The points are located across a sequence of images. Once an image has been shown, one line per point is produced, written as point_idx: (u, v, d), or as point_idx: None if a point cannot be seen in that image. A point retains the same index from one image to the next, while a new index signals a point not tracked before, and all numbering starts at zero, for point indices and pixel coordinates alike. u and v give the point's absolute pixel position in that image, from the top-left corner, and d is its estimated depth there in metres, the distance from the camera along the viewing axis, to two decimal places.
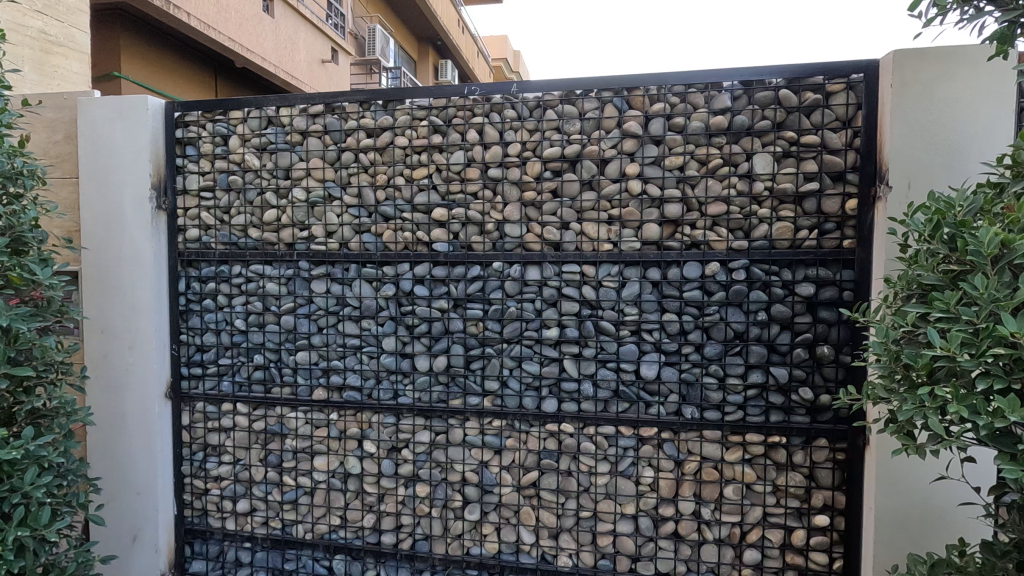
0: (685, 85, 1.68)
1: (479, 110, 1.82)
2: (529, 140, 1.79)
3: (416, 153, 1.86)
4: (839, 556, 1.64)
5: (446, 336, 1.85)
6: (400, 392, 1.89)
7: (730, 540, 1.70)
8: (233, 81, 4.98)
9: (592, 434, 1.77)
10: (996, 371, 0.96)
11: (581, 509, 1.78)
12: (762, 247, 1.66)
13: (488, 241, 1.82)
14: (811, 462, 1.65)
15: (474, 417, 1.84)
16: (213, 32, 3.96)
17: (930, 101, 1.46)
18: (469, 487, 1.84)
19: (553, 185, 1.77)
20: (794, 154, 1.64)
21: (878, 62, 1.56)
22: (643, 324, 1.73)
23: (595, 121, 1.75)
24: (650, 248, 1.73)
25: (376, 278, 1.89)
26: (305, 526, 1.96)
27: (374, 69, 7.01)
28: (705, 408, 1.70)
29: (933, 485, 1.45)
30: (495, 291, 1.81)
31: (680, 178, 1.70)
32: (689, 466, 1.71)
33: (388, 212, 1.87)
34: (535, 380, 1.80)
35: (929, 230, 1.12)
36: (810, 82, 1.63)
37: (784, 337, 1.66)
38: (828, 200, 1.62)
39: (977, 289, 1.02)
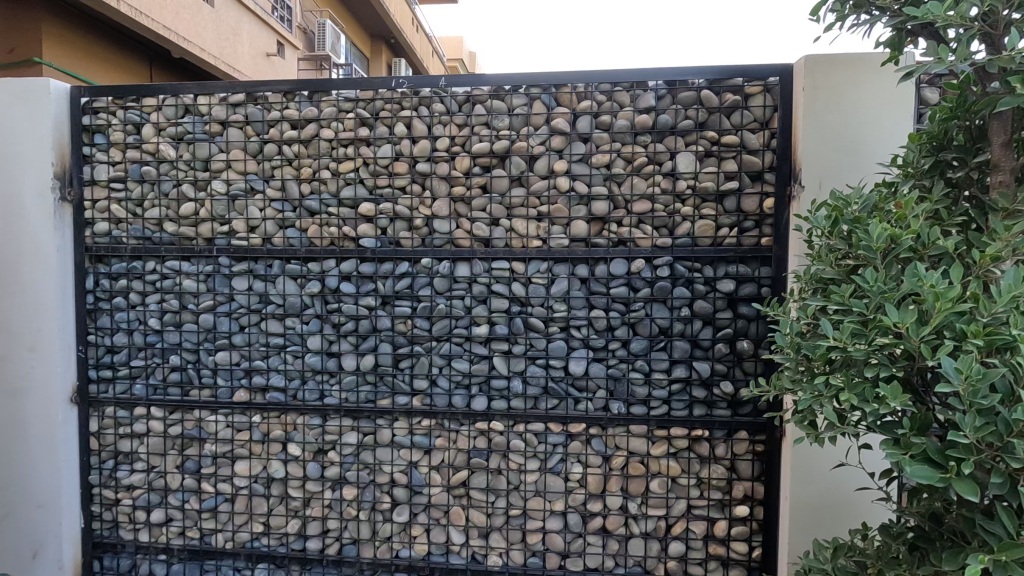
0: (611, 84, 1.69)
1: (407, 103, 1.78)
2: (458, 135, 1.76)
3: (342, 146, 1.80)
4: (758, 545, 1.70)
5: (374, 335, 1.82)
6: (326, 392, 1.84)
7: (656, 533, 1.74)
8: (168, 70, 4.72)
9: (522, 431, 1.77)
10: (883, 361, 0.97)
11: (510, 507, 1.79)
12: (685, 245, 1.69)
13: (417, 237, 1.79)
14: (732, 454, 1.70)
15: (403, 417, 1.82)
16: (147, 20, 3.73)
17: (839, 105, 1.52)
18: (398, 488, 1.82)
19: (482, 180, 1.75)
20: (715, 154, 1.67)
21: (792, 66, 1.61)
22: (571, 321, 1.74)
23: (524, 117, 1.73)
24: (579, 245, 1.73)
25: (301, 275, 1.83)
26: (225, 535, 1.90)
27: (324, 66, 6.63)
28: (632, 403, 1.73)
29: (842, 471, 1.52)
30: (423, 289, 1.79)
31: (607, 176, 1.71)
32: (617, 461, 1.73)
33: (313, 207, 1.81)
34: (464, 378, 1.79)
35: (829, 226, 1.15)
36: (730, 83, 1.66)
37: (706, 332, 1.69)
38: (747, 199, 1.66)
39: (868, 282, 1.02)
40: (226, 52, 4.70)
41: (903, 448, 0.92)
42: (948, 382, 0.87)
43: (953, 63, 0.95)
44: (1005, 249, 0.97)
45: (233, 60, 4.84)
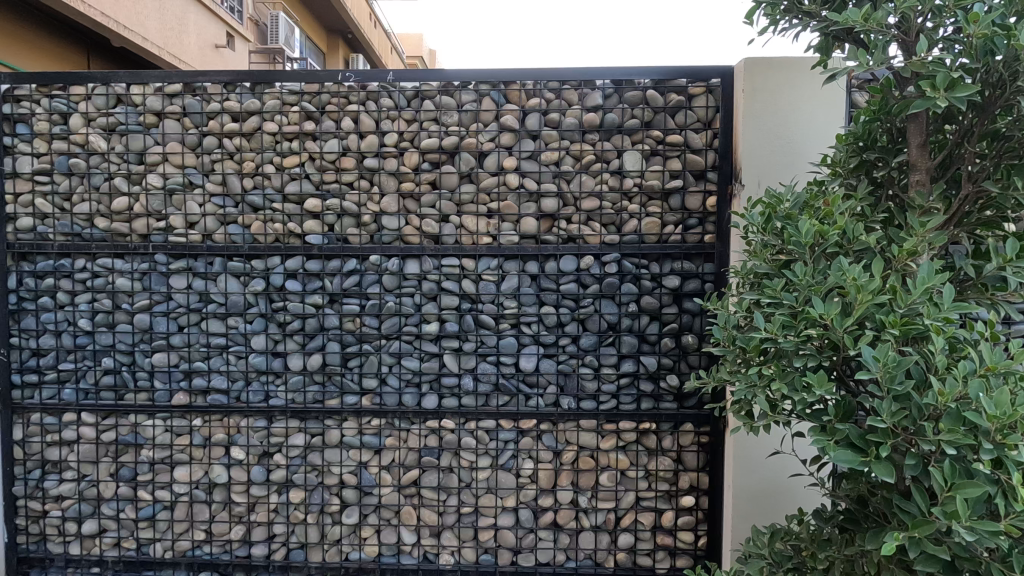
0: (559, 82, 1.71)
1: (354, 98, 1.74)
2: (406, 130, 1.74)
3: (287, 140, 1.75)
4: (703, 534, 1.75)
5: (321, 334, 1.78)
6: (272, 393, 1.79)
7: (606, 525, 1.76)
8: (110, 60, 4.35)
9: (474, 428, 1.77)
10: (810, 351, 1.01)
11: (462, 505, 1.78)
12: (633, 242, 1.72)
13: (365, 234, 1.76)
14: (678, 446, 1.74)
15: (352, 416, 1.78)
16: (88, 7, 3.46)
17: (776, 107, 1.58)
18: (347, 489, 1.79)
19: (431, 177, 1.74)
20: (660, 153, 1.71)
21: (733, 69, 1.66)
22: (521, 317, 1.74)
23: (473, 114, 1.73)
24: (529, 242, 1.74)
25: (244, 272, 1.77)
26: (164, 545, 1.82)
27: (278, 60, 6.42)
28: (582, 398, 1.75)
29: (779, 457, 1.59)
30: (372, 286, 1.76)
31: (555, 173, 1.72)
32: (567, 456, 1.75)
33: (256, 202, 1.75)
34: (415, 376, 1.77)
35: (763, 222, 1.19)
36: (674, 83, 1.70)
37: (653, 327, 1.73)
38: (691, 197, 1.70)
39: (798, 276, 1.06)
40: (172, 42, 4.45)
41: (829, 435, 0.96)
42: (867, 370, 0.92)
43: (870, 66, 0.98)
44: (920, 244, 1.03)
45: (180, 51, 4.60)
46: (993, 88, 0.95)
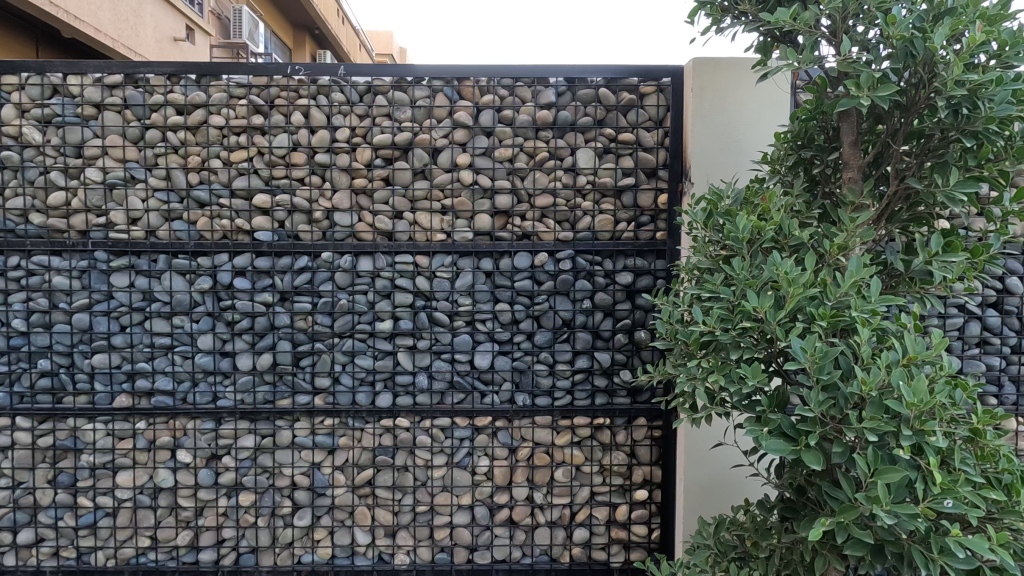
0: (513, 79, 1.71)
1: (304, 92, 1.71)
2: (358, 126, 1.71)
3: (234, 134, 1.71)
4: (656, 526, 1.78)
5: (271, 333, 1.74)
6: (220, 395, 1.74)
7: (561, 521, 1.77)
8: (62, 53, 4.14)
9: (429, 426, 1.75)
10: (746, 343, 1.04)
11: (417, 504, 1.77)
12: (586, 238, 1.73)
13: (317, 231, 1.72)
14: (632, 441, 1.77)
15: (304, 416, 1.75)
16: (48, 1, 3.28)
17: (723, 107, 1.62)
18: (300, 491, 1.75)
19: (384, 173, 1.71)
20: (613, 151, 1.72)
21: (682, 69, 1.69)
22: (476, 314, 1.74)
23: (426, 110, 1.72)
24: (483, 239, 1.74)
25: (190, 270, 1.72)
26: (106, 553, 1.76)
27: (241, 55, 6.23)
28: (537, 395, 1.75)
29: (725, 449, 1.63)
30: (324, 284, 1.73)
31: (509, 170, 1.72)
32: (523, 452, 1.75)
33: (202, 197, 1.70)
34: (369, 375, 1.75)
35: (704, 219, 1.21)
36: (626, 82, 1.72)
37: (606, 323, 1.74)
38: (643, 194, 1.73)
39: (736, 271, 1.09)
40: (128, 34, 4.26)
41: (762, 424, 0.98)
42: (797, 360, 0.94)
43: (798, 65, 1.00)
44: (851, 239, 1.06)
45: (137, 43, 4.42)
46: (913, 88, 0.99)
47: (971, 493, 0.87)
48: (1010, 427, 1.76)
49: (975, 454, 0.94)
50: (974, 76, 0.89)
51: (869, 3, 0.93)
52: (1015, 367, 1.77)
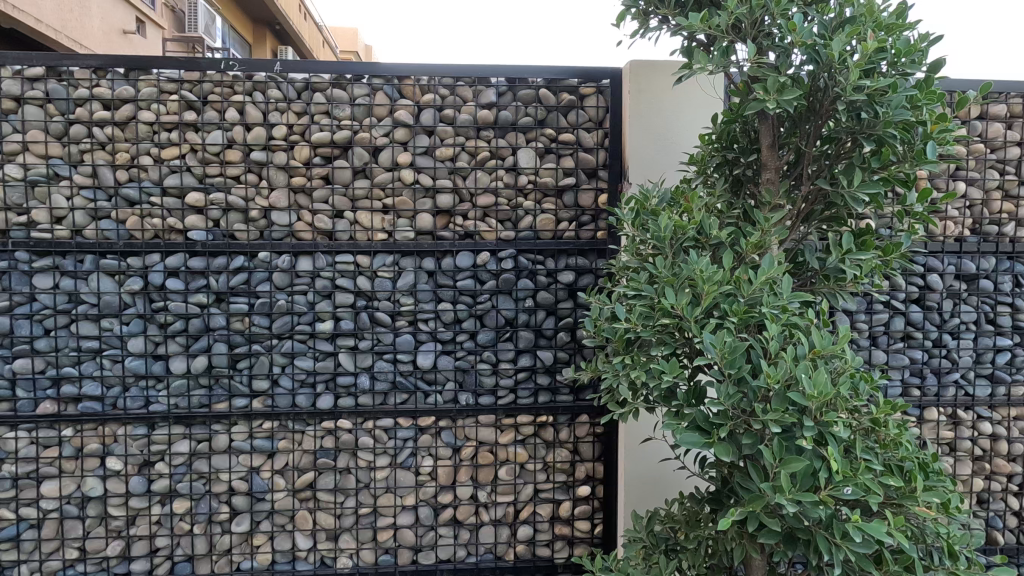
0: (454, 78, 1.71)
1: (239, 88, 1.67)
2: (296, 123, 1.68)
3: (165, 130, 1.66)
4: (599, 522, 1.80)
5: (207, 334, 1.69)
6: (153, 399, 1.69)
7: (505, 519, 1.79)
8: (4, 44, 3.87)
9: (371, 427, 1.74)
10: (666, 338, 1.07)
11: (360, 506, 1.75)
12: (528, 238, 1.75)
13: (254, 230, 1.69)
14: (575, 438, 1.79)
15: (242, 420, 1.71)
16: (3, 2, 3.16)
17: (660, 108, 1.66)
18: (237, 496, 1.71)
19: (323, 171, 1.69)
20: (553, 151, 1.74)
21: (621, 70, 1.72)
22: (418, 314, 1.73)
23: (366, 108, 1.70)
24: (425, 238, 1.73)
25: (119, 270, 1.66)
26: (30, 567, 1.68)
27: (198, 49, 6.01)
28: (480, 394, 1.75)
29: (654, 444, 1.70)
30: (262, 284, 1.70)
31: (451, 169, 1.72)
32: (466, 451, 1.76)
33: (132, 196, 1.65)
34: (309, 377, 1.72)
35: (632, 218, 1.24)
36: (566, 83, 1.74)
37: (549, 322, 1.76)
38: (583, 194, 1.75)
39: (658, 269, 1.11)
40: (75, 27, 4.08)
41: (678, 418, 1.01)
42: (708, 355, 0.98)
43: (709, 70, 1.04)
44: (766, 238, 1.10)
45: (83, 35, 4.23)
46: (819, 93, 1.03)
47: (871, 480, 0.91)
48: (931, 417, 1.85)
49: (877, 443, 0.99)
50: (870, 82, 0.94)
51: (773, 10, 0.98)
52: (936, 360, 1.86)
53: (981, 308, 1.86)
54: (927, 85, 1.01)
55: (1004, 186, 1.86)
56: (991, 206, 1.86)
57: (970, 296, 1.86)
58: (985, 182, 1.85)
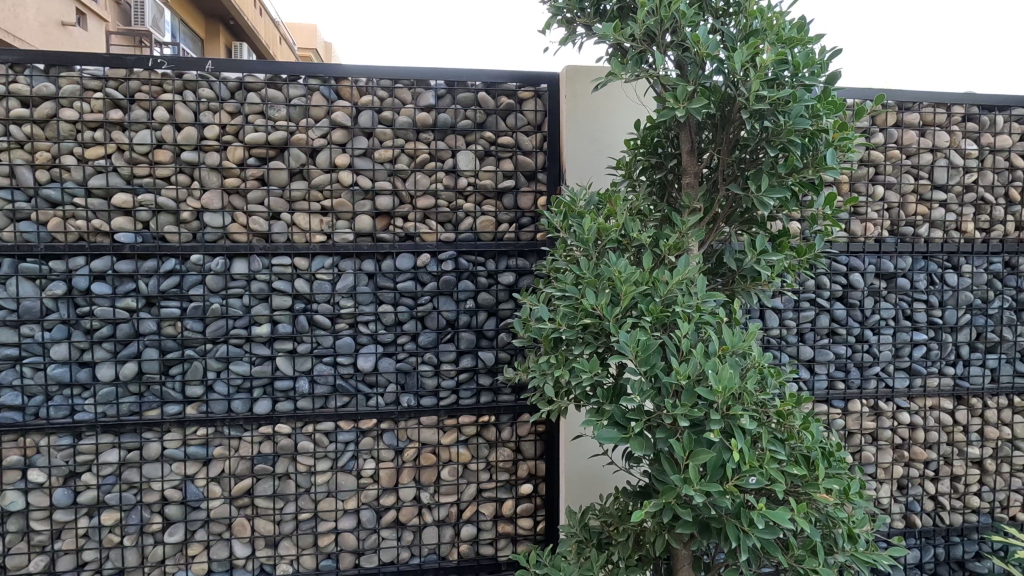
0: (392, 80, 1.71)
1: (168, 86, 1.63)
2: (229, 123, 1.65)
3: (90, 129, 1.60)
4: (542, 518, 1.83)
5: (136, 340, 1.64)
6: (79, 408, 1.63)
7: (449, 519, 1.79)
8: None
9: (311, 432, 1.72)
10: (588, 337, 1.10)
11: (300, 511, 1.72)
12: (468, 239, 1.76)
13: (186, 232, 1.65)
14: (517, 437, 1.81)
15: (175, 427, 1.67)
16: None
17: (594, 114, 1.76)
18: (171, 506, 1.67)
19: (258, 172, 1.66)
20: (493, 153, 1.76)
21: (557, 75, 1.77)
22: (358, 316, 1.73)
23: (302, 109, 1.68)
24: (365, 240, 1.72)
25: (40, 274, 1.59)
26: None
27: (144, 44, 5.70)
28: (422, 395, 1.76)
29: (588, 439, 1.77)
30: (195, 288, 1.66)
31: (390, 171, 1.72)
32: (409, 453, 1.76)
33: (53, 197, 1.58)
34: (245, 382, 1.69)
35: (560, 220, 1.27)
36: (505, 87, 1.76)
37: (490, 323, 1.78)
38: (523, 197, 1.77)
39: (582, 270, 1.15)
40: (9, 19, 3.86)
41: (599, 415, 1.04)
42: (624, 353, 1.01)
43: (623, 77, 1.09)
44: (684, 239, 1.15)
45: (17, 27, 4.01)
46: (729, 102, 1.09)
47: (774, 469, 0.97)
48: (855, 409, 1.95)
49: (784, 434, 1.04)
50: (770, 92, 1.00)
51: (682, 20, 1.03)
52: (859, 354, 1.96)
53: (899, 304, 1.98)
54: (827, 96, 1.08)
55: (918, 190, 1.98)
56: (907, 208, 1.97)
57: (889, 294, 1.97)
58: (901, 186, 1.96)
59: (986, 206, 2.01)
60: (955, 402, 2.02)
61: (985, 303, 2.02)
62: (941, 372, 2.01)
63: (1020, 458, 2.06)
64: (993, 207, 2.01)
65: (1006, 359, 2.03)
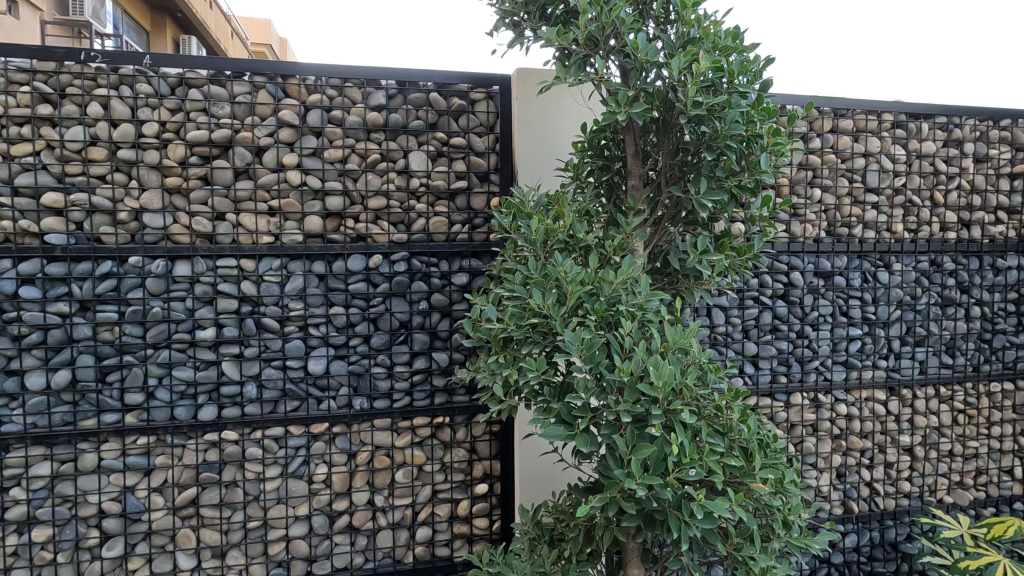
0: (341, 79, 1.69)
1: (103, 81, 1.56)
2: (170, 121, 1.60)
3: (16, 125, 1.52)
4: (497, 518, 1.84)
5: (70, 346, 1.56)
6: (6, 419, 1.54)
7: (404, 522, 1.78)
8: None
9: (260, 438, 1.68)
10: (535, 337, 1.12)
11: (248, 519, 1.68)
12: (421, 240, 1.75)
13: (123, 233, 1.58)
14: (472, 437, 1.81)
15: (114, 437, 1.59)
16: None
17: (545, 116, 1.79)
18: (109, 519, 1.59)
19: (201, 172, 1.61)
20: (445, 154, 1.76)
21: (507, 78, 1.78)
22: (309, 319, 1.70)
23: (248, 106, 1.64)
24: (315, 241, 1.69)
25: None
26: None
27: (83, 35, 5.39)
28: (375, 398, 1.74)
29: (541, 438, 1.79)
30: (133, 291, 1.59)
31: (340, 171, 1.70)
32: (362, 456, 1.74)
33: None
34: (189, 388, 1.63)
35: (510, 221, 1.28)
36: (457, 88, 1.76)
37: (444, 324, 1.78)
38: (476, 198, 1.78)
39: (530, 270, 1.16)
40: None
41: (546, 414, 1.06)
42: (569, 352, 1.04)
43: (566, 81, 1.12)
44: (629, 240, 1.18)
45: None
46: (669, 106, 1.13)
47: (713, 461, 1.00)
48: (796, 402, 2.04)
49: (723, 427, 1.08)
50: (706, 98, 1.04)
51: (624, 27, 1.06)
52: (800, 350, 2.05)
53: (836, 302, 2.08)
54: (761, 103, 1.13)
55: (853, 193, 2.08)
56: (842, 210, 2.08)
57: (827, 292, 2.07)
58: (837, 189, 2.06)
59: (914, 208, 2.14)
60: (887, 393, 2.14)
61: (913, 299, 2.15)
62: (875, 365, 2.12)
63: (946, 445, 2.19)
64: (920, 209, 2.14)
65: (933, 352, 2.16)
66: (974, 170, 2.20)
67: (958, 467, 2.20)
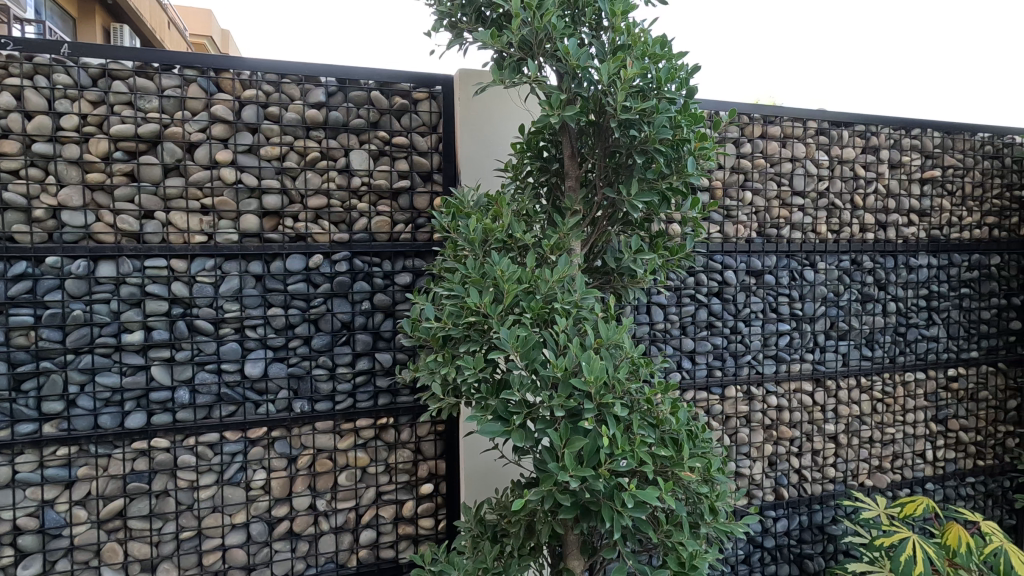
0: (278, 75, 1.65)
1: (15, 70, 1.46)
2: (91, 114, 1.52)
3: None
4: (443, 518, 1.84)
5: None
6: None
7: (347, 525, 1.75)
8: None
9: (193, 444, 1.61)
10: (473, 336, 1.13)
11: (181, 529, 1.61)
12: (363, 240, 1.74)
13: (40, 232, 1.49)
14: (416, 437, 1.81)
15: (30, 448, 1.50)
16: None
17: (487, 118, 1.81)
18: (25, 536, 1.49)
19: (126, 168, 1.54)
20: (387, 153, 1.75)
21: (450, 79, 1.79)
22: (246, 321, 1.65)
23: (178, 100, 1.58)
24: (252, 241, 1.65)
25: None
26: None
27: None
28: (316, 400, 1.71)
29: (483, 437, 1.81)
30: (51, 293, 1.50)
31: (278, 169, 1.66)
32: (303, 460, 1.70)
33: None
34: (115, 394, 1.55)
35: (450, 220, 1.29)
36: (399, 87, 1.76)
37: (387, 324, 1.76)
38: (419, 197, 1.77)
39: (469, 269, 1.18)
40: None
41: (484, 411, 1.07)
42: (505, 350, 1.06)
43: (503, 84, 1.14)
44: (565, 240, 1.21)
45: None
46: (602, 110, 1.17)
47: (644, 452, 1.05)
48: (731, 394, 2.14)
49: (654, 420, 1.13)
50: (634, 103, 1.08)
51: (557, 32, 1.09)
52: (734, 344, 2.15)
53: (766, 299, 2.19)
54: (688, 109, 1.18)
55: (781, 196, 2.20)
56: (772, 211, 2.19)
57: (758, 289, 2.18)
58: (767, 192, 2.18)
59: (836, 211, 2.28)
60: (814, 385, 2.27)
61: (836, 296, 2.29)
62: (802, 359, 2.25)
63: (867, 432, 2.35)
64: (841, 211, 2.28)
65: (854, 345, 2.31)
66: (890, 175, 2.36)
67: (877, 453, 2.36)
